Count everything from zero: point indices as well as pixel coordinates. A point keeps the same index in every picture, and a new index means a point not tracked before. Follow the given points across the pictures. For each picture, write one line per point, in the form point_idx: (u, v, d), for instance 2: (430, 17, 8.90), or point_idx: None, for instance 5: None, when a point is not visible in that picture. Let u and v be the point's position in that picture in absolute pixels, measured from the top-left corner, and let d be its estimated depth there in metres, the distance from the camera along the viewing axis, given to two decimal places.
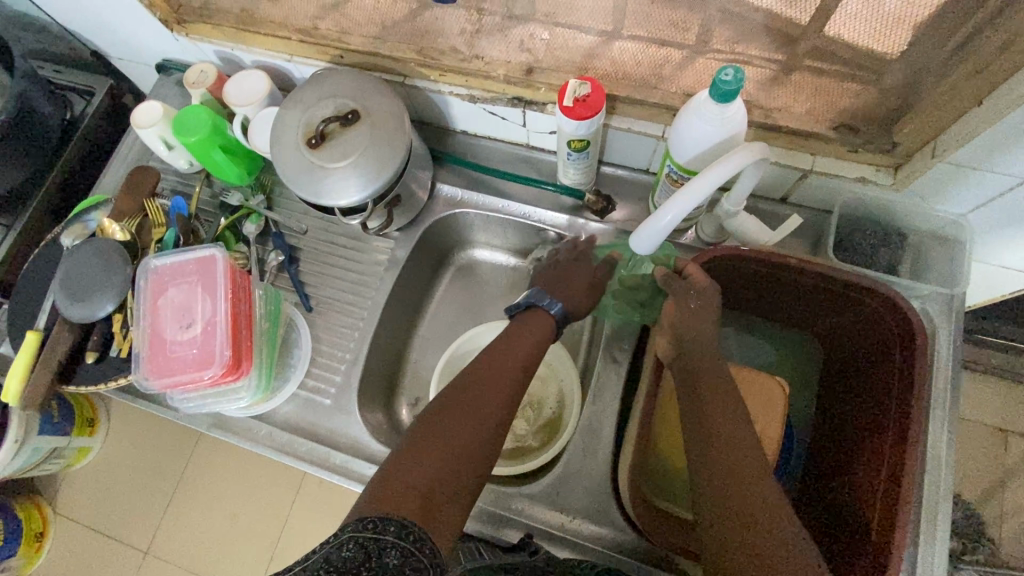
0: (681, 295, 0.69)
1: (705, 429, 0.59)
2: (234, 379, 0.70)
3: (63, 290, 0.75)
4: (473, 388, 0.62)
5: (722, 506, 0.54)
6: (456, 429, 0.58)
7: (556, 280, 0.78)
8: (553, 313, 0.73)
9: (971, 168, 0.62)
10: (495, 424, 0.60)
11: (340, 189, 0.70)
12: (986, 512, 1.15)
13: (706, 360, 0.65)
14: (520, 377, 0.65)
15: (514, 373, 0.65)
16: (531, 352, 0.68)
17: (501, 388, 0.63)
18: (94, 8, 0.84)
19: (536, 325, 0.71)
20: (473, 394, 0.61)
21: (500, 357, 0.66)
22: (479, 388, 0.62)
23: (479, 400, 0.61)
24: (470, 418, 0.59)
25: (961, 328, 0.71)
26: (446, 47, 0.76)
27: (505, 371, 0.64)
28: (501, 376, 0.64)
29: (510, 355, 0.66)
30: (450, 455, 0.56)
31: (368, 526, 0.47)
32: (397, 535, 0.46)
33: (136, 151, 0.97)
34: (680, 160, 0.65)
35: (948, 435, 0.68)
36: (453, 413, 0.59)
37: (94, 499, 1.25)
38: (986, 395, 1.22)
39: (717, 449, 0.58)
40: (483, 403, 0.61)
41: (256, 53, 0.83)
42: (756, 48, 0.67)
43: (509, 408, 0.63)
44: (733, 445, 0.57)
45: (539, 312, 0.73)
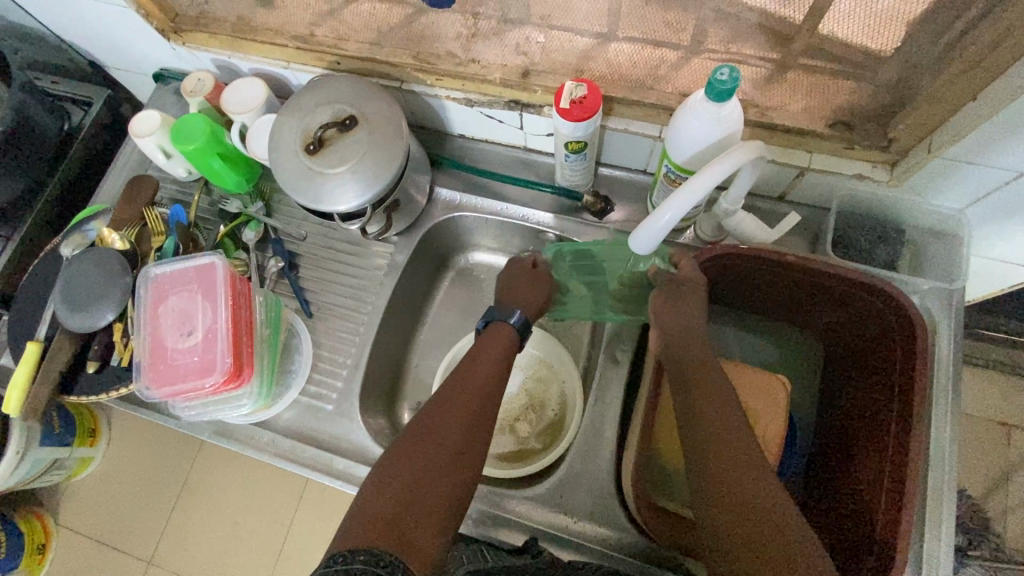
0: (673, 293, 0.70)
1: (704, 426, 0.59)
2: (235, 386, 0.70)
3: (63, 300, 0.75)
4: (443, 407, 0.62)
5: (721, 508, 0.54)
6: (427, 449, 0.58)
7: (512, 290, 0.78)
8: (513, 322, 0.73)
9: (967, 163, 0.62)
10: (464, 444, 0.60)
11: (338, 194, 0.70)
12: (990, 507, 1.15)
13: (702, 360, 0.65)
14: (489, 393, 0.66)
15: (481, 390, 0.65)
16: (497, 367, 0.68)
17: (472, 406, 0.63)
18: (92, 18, 0.84)
19: (499, 340, 0.71)
20: (445, 413, 0.62)
21: (470, 375, 0.66)
22: (449, 406, 0.62)
23: (451, 418, 0.61)
24: (441, 437, 0.59)
25: (961, 321, 0.71)
26: (443, 52, 0.77)
27: (477, 389, 0.65)
28: (470, 395, 0.64)
29: (479, 372, 0.67)
30: (422, 476, 0.56)
31: (335, 560, 0.47)
32: (365, 562, 0.47)
33: (134, 160, 0.97)
34: (677, 160, 0.65)
35: (951, 429, 0.68)
36: (424, 433, 0.60)
37: (97, 509, 1.25)
38: (987, 390, 1.22)
39: (718, 446, 0.57)
40: (452, 422, 0.61)
41: (253, 61, 0.83)
42: (751, 48, 0.68)
43: (481, 425, 0.63)
44: (732, 442, 0.57)
45: (498, 325, 0.73)
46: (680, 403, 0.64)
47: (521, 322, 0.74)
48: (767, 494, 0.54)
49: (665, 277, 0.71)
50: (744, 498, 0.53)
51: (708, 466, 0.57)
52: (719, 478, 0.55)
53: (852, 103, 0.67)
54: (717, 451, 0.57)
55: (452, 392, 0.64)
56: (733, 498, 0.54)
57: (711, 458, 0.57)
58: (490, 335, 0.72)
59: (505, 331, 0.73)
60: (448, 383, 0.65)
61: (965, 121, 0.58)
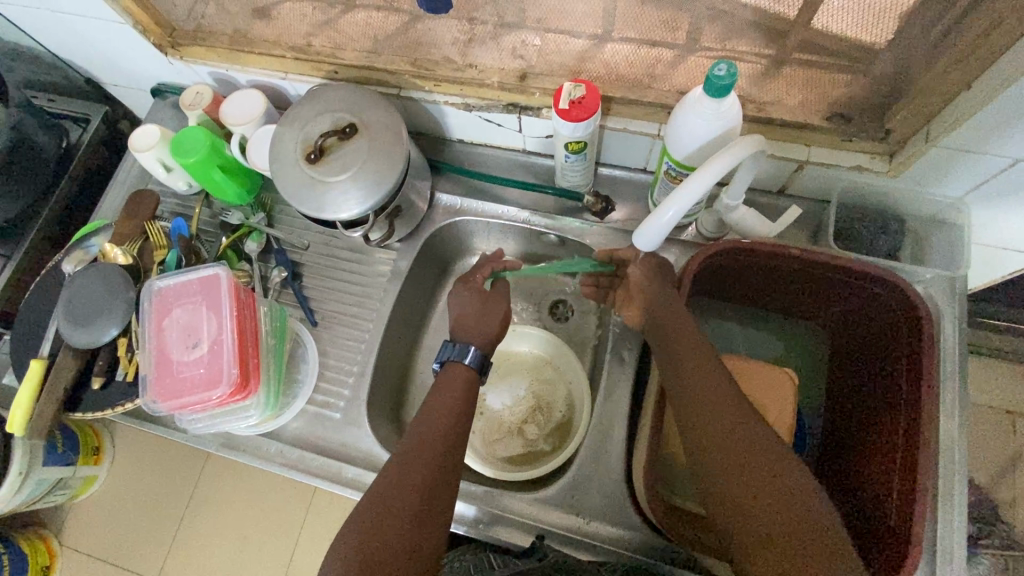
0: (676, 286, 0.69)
1: (713, 423, 0.58)
2: (243, 397, 0.70)
3: (66, 317, 0.74)
4: (410, 449, 0.61)
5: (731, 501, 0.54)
6: (403, 485, 0.58)
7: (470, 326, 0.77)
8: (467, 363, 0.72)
9: (966, 151, 0.62)
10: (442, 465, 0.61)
11: (341, 202, 0.71)
12: (999, 495, 1.15)
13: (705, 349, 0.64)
14: (459, 428, 0.65)
15: (447, 429, 0.64)
16: (459, 404, 0.68)
17: (445, 434, 0.64)
18: (90, 35, 0.85)
19: (456, 379, 0.70)
20: (414, 452, 0.61)
21: (436, 411, 0.66)
22: (419, 441, 0.62)
23: (419, 458, 0.60)
24: (411, 477, 0.58)
25: (965, 309, 0.71)
26: (440, 58, 0.77)
27: (445, 426, 0.64)
28: (436, 434, 0.63)
29: (443, 410, 0.66)
30: (403, 510, 0.56)
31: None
32: None
33: (134, 175, 0.97)
34: (677, 156, 0.65)
35: (960, 417, 0.68)
36: (396, 474, 0.59)
37: (102, 529, 1.24)
38: (991, 378, 1.22)
39: (731, 444, 0.56)
40: (430, 446, 0.62)
41: (251, 73, 0.84)
42: (746, 44, 0.69)
43: (451, 463, 0.62)
44: (744, 439, 0.56)
45: (454, 366, 0.72)
46: (685, 399, 0.61)
47: (477, 359, 0.73)
48: (785, 492, 0.53)
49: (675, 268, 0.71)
50: (759, 493, 0.53)
51: (721, 464, 0.56)
52: (736, 479, 0.54)
53: (847, 94, 0.68)
54: (728, 449, 0.56)
55: (422, 429, 0.64)
56: (748, 497, 0.53)
57: (723, 457, 0.56)
58: (448, 377, 0.71)
59: (461, 371, 0.71)
60: (421, 416, 0.65)
61: (961, 110, 0.58)
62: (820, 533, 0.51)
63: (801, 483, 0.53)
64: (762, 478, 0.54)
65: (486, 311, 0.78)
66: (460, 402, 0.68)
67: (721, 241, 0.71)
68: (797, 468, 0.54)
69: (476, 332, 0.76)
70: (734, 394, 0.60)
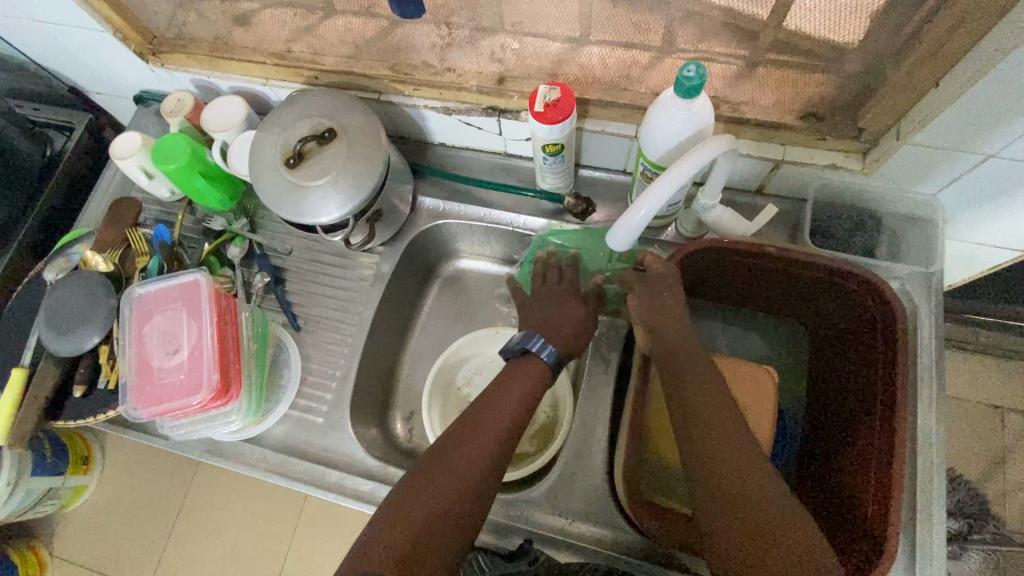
0: (657, 293, 0.69)
1: (697, 418, 0.59)
2: (223, 404, 0.70)
3: (47, 325, 0.74)
4: (457, 445, 0.60)
5: (711, 498, 0.54)
6: (463, 455, 0.59)
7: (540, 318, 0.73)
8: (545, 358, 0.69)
9: (935, 148, 0.63)
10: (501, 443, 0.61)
11: (320, 206, 0.71)
12: (989, 490, 1.15)
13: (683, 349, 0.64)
14: (510, 432, 0.63)
15: (499, 432, 0.62)
16: (520, 408, 0.64)
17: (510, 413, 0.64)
18: (70, 43, 0.85)
19: (528, 373, 0.68)
20: (463, 449, 0.59)
21: (491, 408, 0.64)
22: (467, 437, 0.61)
23: (468, 457, 0.59)
24: (455, 475, 0.57)
25: (940, 305, 0.72)
26: (419, 62, 0.78)
27: (497, 427, 0.62)
28: (497, 418, 0.63)
29: (499, 410, 0.63)
30: (457, 479, 0.57)
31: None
32: None
33: (116, 183, 0.97)
34: (652, 157, 0.66)
35: (937, 413, 0.68)
36: (445, 453, 0.59)
37: (92, 538, 1.24)
38: (977, 373, 1.23)
39: (713, 440, 0.57)
40: (493, 422, 0.62)
41: (231, 80, 0.84)
42: (722, 45, 0.69)
43: (498, 468, 0.60)
44: (731, 438, 0.57)
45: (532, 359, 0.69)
46: (675, 398, 0.62)
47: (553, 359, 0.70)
48: (768, 492, 0.53)
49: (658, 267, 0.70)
50: (737, 488, 0.54)
51: (705, 462, 0.56)
52: (717, 476, 0.55)
53: (820, 94, 0.69)
54: (709, 446, 0.57)
55: (470, 424, 0.62)
56: (731, 493, 0.54)
57: (706, 454, 0.56)
58: (521, 364, 0.69)
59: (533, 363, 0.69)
60: (490, 390, 0.66)
61: (930, 108, 0.59)
62: (797, 534, 0.51)
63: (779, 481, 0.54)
64: (743, 476, 0.54)
65: (561, 305, 0.74)
66: (520, 407, 0.65)
67: (700, 239, 0.72)
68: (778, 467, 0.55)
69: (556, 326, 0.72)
70: (714, 392, 0.61)
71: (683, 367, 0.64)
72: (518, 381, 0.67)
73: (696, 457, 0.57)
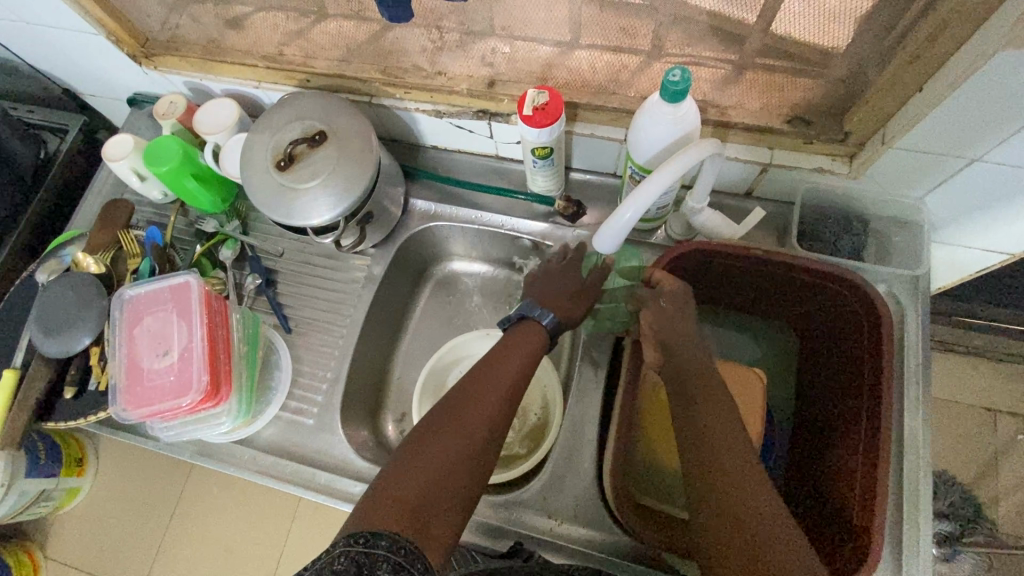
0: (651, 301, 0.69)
1: (696, 420, 0.60)
2: (213, 405, 0.70)
3: (38, 326, 0.75)
4: (464, 406, 0.60)
5: (707, 503, 0.55)
6: (470, 414, 0.60)
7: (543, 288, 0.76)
8: (544, 322, 0.71)
9: (920, 152, 0.64)
10: (505, 404, 0.63)
11: (310, 208, 0.71)
12: (982, 493, 1.15)
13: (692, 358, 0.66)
14: (511, 399, 0.64)
15: (500, 396, 0.63)
16: (520, 373, 0.65)
17: (516, 373, 0.65)
18: (64, 46, 0.86)
19: (527, 340, 0.70)
20: (467, 410, 0.60)
21: (493, 373, 0.64)
22: (470, 399, 0.61)
23: (471, 418, 0.59)
24: (459, 436, 0.57)
25: (927, 307, 0.73)
26: (410, 65, 0.78)
27: (501, 390, 0.63)
28: (502, 380, 0.64)
29: (500, 374, 0.64)
30: (464, 435, 0.58)
31: (357, 540, 0.46)
32: (388, 549, 0.46)
33: (109, 185, 0.97)
34: (640, 160, 0.66)
35: (924, 416, 0.68)
36: (452, 410, 0.60)
37: (85, 541, 1.23)
38: (969, 376, 1.23)
39: (707, 441, 0.58)
40: (499, 384, 0.63)
41: (225, 82, 0.85)
42: (709, 49, 0.69)
43: (500, 432, 0.61)
44: (723, 441, 0.57)
45: (530, 324, 0.71)
46: (681, 399, 0.64)
47: (552, 326, 0.72)
48: (756, 492, 0.53)
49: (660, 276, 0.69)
50: (726, 489, 0.54)
51: (702, 466, 0.57)
52: (710, 479, 0.55)
53: (807, 98, 0.69)
54: (702, 445, 0.58)
55: (472, 389, 0.62)
56: (721, 494, 0.54)
57: (703, 460, 0.57)
58: (521, 330, 0.71)
59: (533, 328, 0.71)
60: (494, 353, 0.67)
61: (913, 112, 0.60)
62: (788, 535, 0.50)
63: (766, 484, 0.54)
64: (732, 474, 0.55)
65: (562, 281, 0.76)
66: (521, 377, 0.65)
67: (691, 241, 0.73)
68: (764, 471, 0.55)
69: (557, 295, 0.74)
70: (713, 400, 0.61)
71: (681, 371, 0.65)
72: (517, 347, 0.68)
73: (691, 457, 0.58)
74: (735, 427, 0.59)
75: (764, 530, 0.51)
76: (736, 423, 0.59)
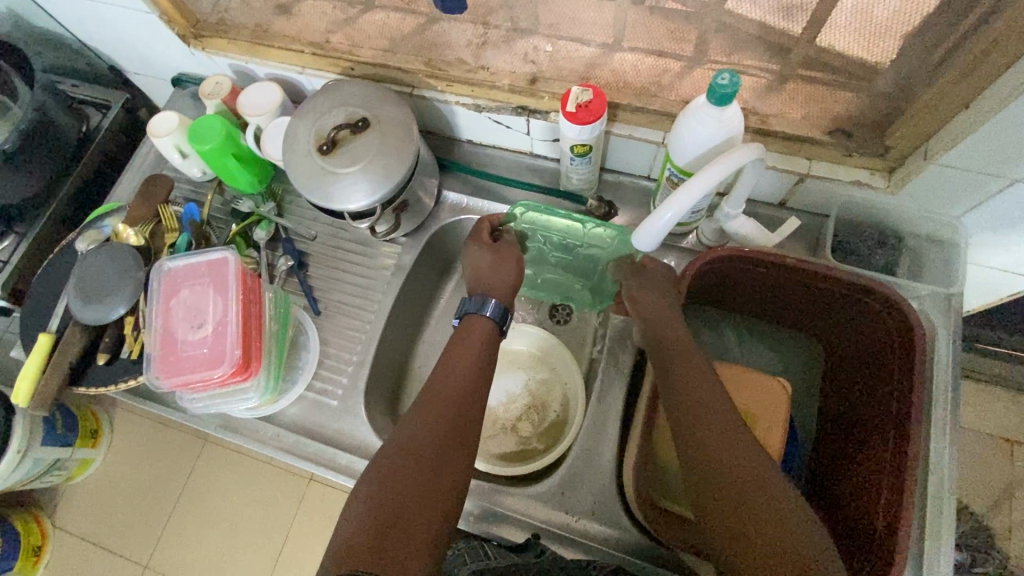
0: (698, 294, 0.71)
1: (686, 415, 0.61)
2: (243, 379, 0.72)
3: (76, 293, 0.76)
4: (413, 428, 0.61)
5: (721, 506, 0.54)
6: (418, 437, 0.60)
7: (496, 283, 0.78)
8: (486, 312, 0.74)
9: (960, 169, 0.63)
10: (459, 418, 0.63)
11: (350, 193, 0.72)
12: (995, 524, 1.14)
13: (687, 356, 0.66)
14: (465, 410, 0.64)
15: (451, 412, 0.63)
16: (468, 386, 0.66)
17: (461, 387, 0.66)
18: (115, 23, 0.88)
19: (475, 337, 0.72)
20: (413, 434, 0.60)
21: (438, 393, 0.65)
22: (419, 421, 0.62)
23: (419, 441, 0.59)
24: (414, 461, 0.58)
25: (959, 327, 0.72)
26: (453, 59, 0.79)
27: (448, 405, 0.64)
28: (449, 393, 0.65)
29: (448, 389, 0.65)
30: (417, 458, 0.58)
31: None
32: None
33: (150, 161, 1.00)
34: (680, 163, 0.67)
35: (951, 435, 0.68)
36: (404, 436, 0.60)
37: (95, 512, 1.25)
38: (987, 404, 1.22)
39: (709, 444, 0.57)
40: (448, 400, 0.64)
41: (269, 66, 0.86)
42: (749, 58, 0.71)
43: (459, 444, 0.61)
44: (731, 446, 0.57)
45: (473, 317, 0.74)
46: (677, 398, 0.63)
47: (497, 311, 0.74)
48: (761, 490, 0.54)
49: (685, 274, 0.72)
50: (740, 500, 0.54)
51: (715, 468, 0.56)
52: (725, 481, 0.55)
53: (845, 111, 0.70)
54: (705, 450, 0.57)
55: (422, 408, 0.63)
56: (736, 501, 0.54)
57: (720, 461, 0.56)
58: (466, 330, 0.73)
59: (480, 323, 0.73)
60: (438, 368, 0.69)
61: (957, 130, 0.60)
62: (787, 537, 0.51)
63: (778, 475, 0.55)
64: (743, 478, 0.55)
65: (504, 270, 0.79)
66: (468, 386, 0.66)
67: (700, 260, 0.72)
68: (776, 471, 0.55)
69: (493, 285, 0.78)
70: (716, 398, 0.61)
71: (674, 365, 0.65)
72: (468, 354, 0.70)
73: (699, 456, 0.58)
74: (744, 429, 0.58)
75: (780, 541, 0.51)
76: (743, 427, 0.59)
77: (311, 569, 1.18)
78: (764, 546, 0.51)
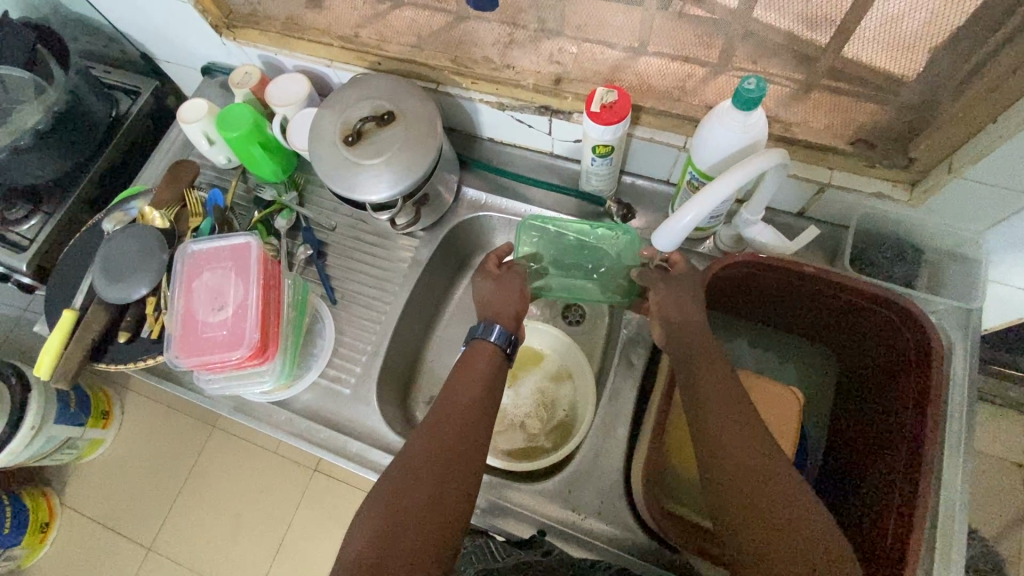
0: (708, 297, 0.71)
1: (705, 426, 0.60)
2: (259, 363, 0.73)
3: (100, 272, 0.78)
4: (423, 442, 0.62)
5: (735, 516, 0.55)
6: (427, 453, 0.61)
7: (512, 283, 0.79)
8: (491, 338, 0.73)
9: (983, 184, 0.63)
10: (471, 438, 0.64)
11: (371, 185, 0.73)
12: (1004, 548, 1.12)
13: (707, 363, 0.65)
14: (478, 431, 0.65)
15: (459, 429, 0.64)
16: (479, 405, 0.67)
17: (474, 404, 0.66)
18: (150, 12, 0.90)
19: (481, 357, 0.72)
20: (421, 454, 0.61)
21: (447, 412, 0.65)
22: (429, 437, 0.62)
23: (429, 460, 0.60)
24: (422, 481, 0.59)
25: (976, 342, 0.72)
26: (480, 56, 0.81)
27: (457, 421, 0.65)
28: (461, 410, 0.66)
29: (460, 407, 0.66)
30: (425, 475, 0.59)
31: None
32: None
33: (176, 147, 1.02)
34: (702, 166, 0.67)
35: (965, 450, 0.67)
36: (415, 450, 0.61)
37: (103, 492, 1.27)
38: (1002, 428, 1.20)
39: (724, 454, 0.58)
40: (459, 418, 0.65)
41: (298, 58, 0.88)
42: (777, 66, 0.69)
43: (468, 467, 0.61)
44: (744, 456, 0.57)
45: (480, 343, 0.73)
46: (693, 405, 0.63)
47: (502, 335, 0.73)
48: (780, 500, 0.54)
49: (689, 280, 0.72)
50: (754, 513, 0.54)
51: (729, 474, 0.56)
52: (739, 489, 0.55)
53: (870, 123, 0.70)
54: (726, 464, 0.57)
55: (436, 423, 0.64)
56: (750, 513, 0.54)
57: (736, 471, 0.56)
58: (473, 352, 0.73)
59: (484, 349, 0.72)
60: (452, 380, 0.69)
61: (981, 145, 0.60)
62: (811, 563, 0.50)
63: (801, 493, 0.54)
64: (765, 495, 0.54)
65: (508, 291, 0.78)
66: (479, 404, 0.67)
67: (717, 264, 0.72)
68: (794, 483, 0.55)
69: (499, 312, 0.77)
70: (732, 403, 0.61)
71: (693, 369, 0.65)
72: (478, 368, 0.70)
73: (719, 472, 0.57)
74: (758, 438, 0.58)
75: (796, 559, 0.50)
76: (760, 434, 0.59)
77: (311, 558, 1.19)
78: (781, 559, 0.51)
